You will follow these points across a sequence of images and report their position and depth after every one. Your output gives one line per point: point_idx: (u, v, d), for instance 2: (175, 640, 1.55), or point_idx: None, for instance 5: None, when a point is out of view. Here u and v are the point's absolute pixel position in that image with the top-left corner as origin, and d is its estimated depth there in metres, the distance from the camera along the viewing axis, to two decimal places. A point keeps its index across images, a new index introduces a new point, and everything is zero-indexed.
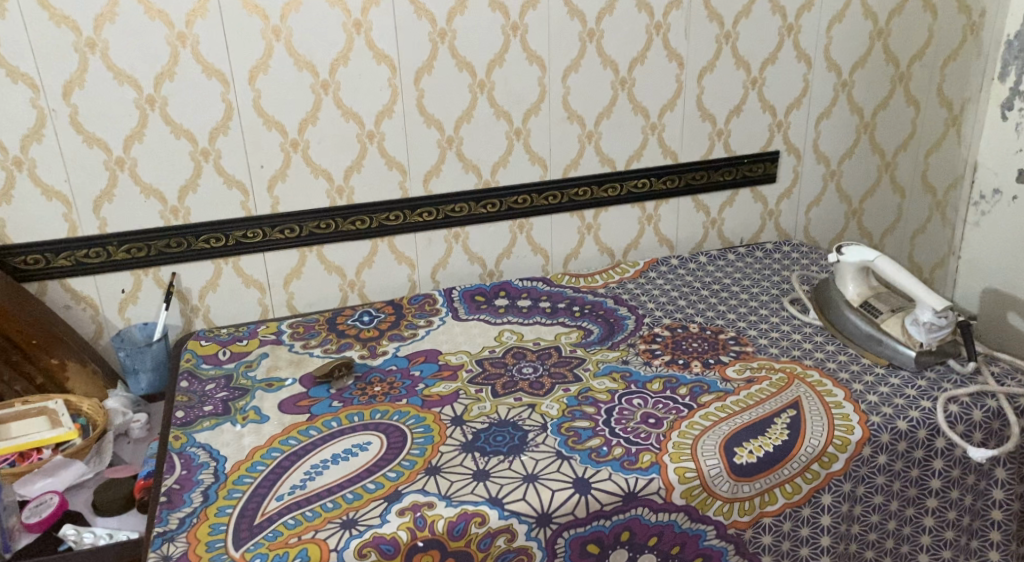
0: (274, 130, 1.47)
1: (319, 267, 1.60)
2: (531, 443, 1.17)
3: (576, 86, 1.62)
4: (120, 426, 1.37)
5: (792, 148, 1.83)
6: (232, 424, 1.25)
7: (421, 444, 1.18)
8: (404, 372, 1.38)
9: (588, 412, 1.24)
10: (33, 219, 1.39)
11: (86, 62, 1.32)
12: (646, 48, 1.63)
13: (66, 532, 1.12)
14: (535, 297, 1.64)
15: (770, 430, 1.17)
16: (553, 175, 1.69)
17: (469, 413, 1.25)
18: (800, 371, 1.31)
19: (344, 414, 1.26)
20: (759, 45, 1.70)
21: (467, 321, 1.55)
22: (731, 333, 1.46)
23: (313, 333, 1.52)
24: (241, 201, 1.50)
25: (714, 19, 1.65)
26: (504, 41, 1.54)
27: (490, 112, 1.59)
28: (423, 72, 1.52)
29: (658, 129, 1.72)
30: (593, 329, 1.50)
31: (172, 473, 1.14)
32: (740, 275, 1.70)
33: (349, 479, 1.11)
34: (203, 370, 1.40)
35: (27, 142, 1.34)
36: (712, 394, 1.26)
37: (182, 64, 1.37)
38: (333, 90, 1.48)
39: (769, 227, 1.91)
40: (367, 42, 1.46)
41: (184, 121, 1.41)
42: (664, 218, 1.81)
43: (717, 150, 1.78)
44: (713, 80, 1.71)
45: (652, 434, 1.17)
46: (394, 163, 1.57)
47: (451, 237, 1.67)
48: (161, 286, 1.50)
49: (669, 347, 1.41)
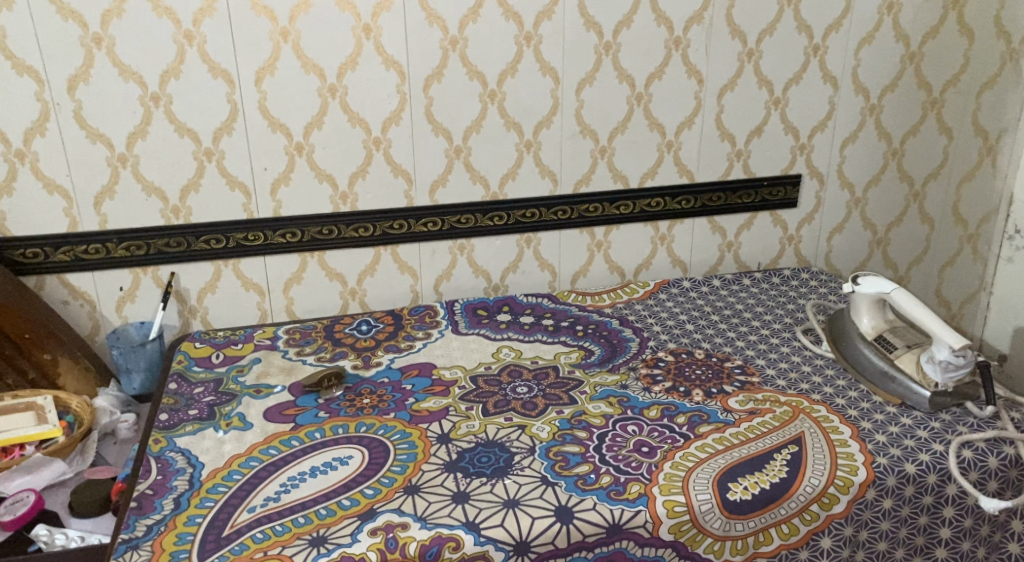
0: (279, 133, 1.45)
1: (320, 273, 1.58)
2: (516, 467, 1.12)
3: (590, 100, 1.58)
4: (107, 425, 1.35)
5: (815, 173, 1.77)
6: (214, 430, 1.22)
7: (403, 461, 1.14)
8: (395, 386, 1.34)
9: (579, 437, 1.19)
10: (33, 212, 1.39)
11: (92, 57, 1.32)
12: (664, 64, 1.59)
13: (38, 532, 1.10)
14: (538, 313, 1.59)
15: (769, 466, 1.11)
16: (564, 191, 1.65)
17: (457, 431, 1.21)
18: (806, 406, 1.25)
19: (329, 426, 1.23)
20: (783, 65, 1.65)
21: (466, 335, 1.52)
22: (737, 361, 1.40)
23: (309, 341, 1.49)
24: (243, 204, 1.48)
25: (737, 36, 1.60)
26: (517, 50, 1.51)
27: (500, 122, 1.55)
28: (433, 80, 1.49)
29: (674, 146, 1.67)
30: (594, 350, 1.45)
31: (147, 478, 1.11)
32: (754, 301, 1.63)
33: (324, 494, 1.07)
34: (194, 373, 1.38)
35: (30, 136, 1.34)
36: (711, 425, 1.21)
37: (188, 63, 1.36)
38: (340, 94, 1.46)
39: (788, 253, 1.84)
40: (377, 46, 1.44)
41: (188, 120, 1.40)
42: (679, 238, 1.76)
43: (735, 172, 1.72)
44: (734, 98, 1.65)
45: (643, 463, 1.12)
46: (400, 171, 1.54)
47: (456, 249, 1.64)
48: (160, 286, 1.49)
49: (672, 373, 1.36)
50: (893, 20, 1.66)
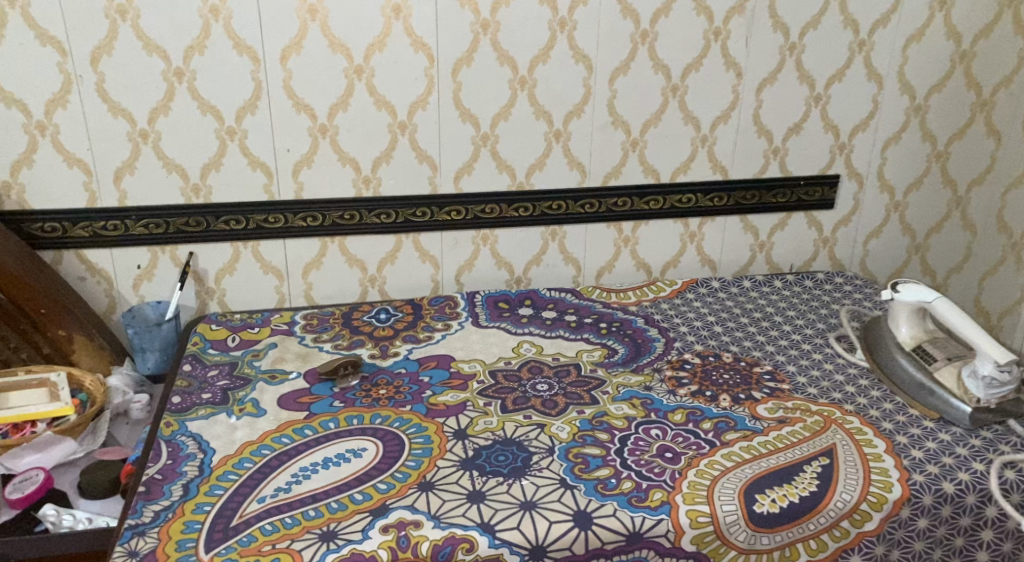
0: (303, 114, 1.41)
1: (340, 259, 1.55)
2: (534, 467, 1.08)
3: (624, 90, 1.52)
4: (119, 405, 1.32)
5: (854, 174, 1.70)
6: (227, 416, 1.19)
7: (418, 457, 1.11)
8: (412, 377, 1.31)
9: (600, 439, 1.15)
10: (53, 186, 1.37)
11: (116, 29, 1.28)
12: (702, 55, 1.52)
13: (46, 511, 1.08)
14: (561, 309, 1.55)
15: (798, 478, 1.06)
16: (592, 183, 1.60)
17: (473, 427, 1.18)
18: (838, 417, 1.20)
19: (343, 416, 1.20)
20: (826, 61, 1.58)
21: (486, 329, 1.48)
22: (766, 367, 1.35)
23: (326, 328, 1.46)
24: (264, 184, 1.45)
25: (779, 29, 1.53)
26: (550, 36, 1.46)
27: (529, 110, 1.51)
28: (462, 64, 1.44)
29: (709, 141, 1.60)
30: (617, 349, 1.41)
31: (156, 462, 1.08)
32: (785, 304, 1.58)
33: (336, 487, 1.04)
34: (208, 355, 1.35)
35: (52, 108, 1.31)
36: (739, 432, 1.16)
37: (213, 38, 1.32)
38: (367, 76, 1.41)
39: (822, 256, 1.78)
40: (406, 28, 1.39)
41: (211, 97, 1.36)
42: (709, 237, 1.70)
43: (772, 169, 1.66)
44: (773, 93, 1.59)
45: (666, 470, 1.08)
46: (425, 157, 1.50)
47: (479, 240, 1.60)
48: (178, 266, 1.47)
49: (698, 377, 1.31)
50: (945, 16, 1.58)
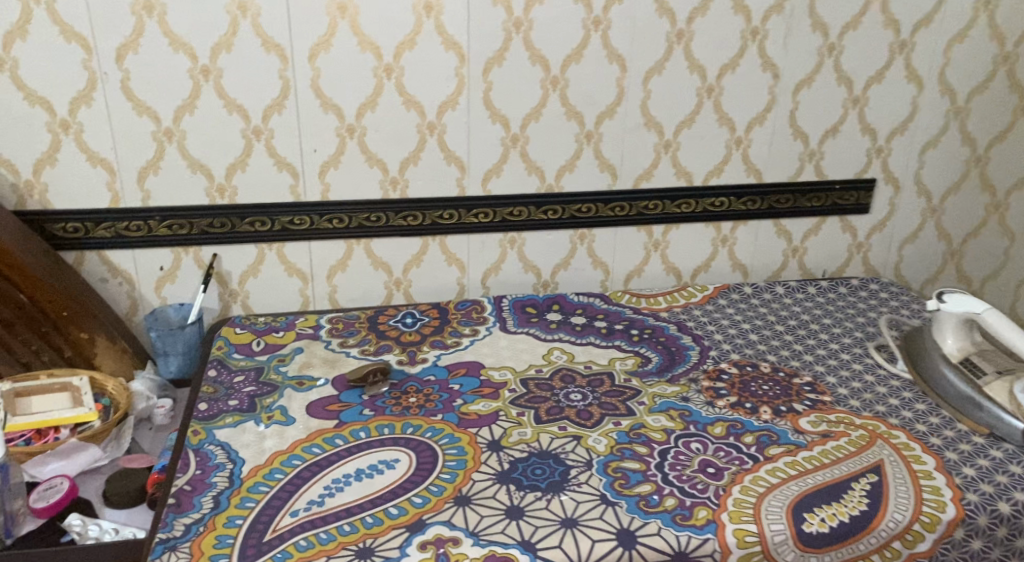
0: (331, 113, 1.38)
1: (365, 261, 1.52)
2: (573, 482, 1.05)
3: (658, 90, 1.48)
4: (142, 410, 1.30)
5: (890, 178, 1.66)
6: (255, 424, 1.16)
7: (452, 469, 1.08)
8: (442, 385, 1.28)
9: (639, 452, 1.11)
10: (76, 186, 1.34)
11: (142, 26, 1.25)
12: (739, 55, 1.48)
13: (71, 522, 1.05)
14: (590, 314, 1.52)
15: (847, 496, 1.03)
16: (623, 186, 1.56)
17: (508, 438, 1.14)
18: (884, 431, 1.16)
19: (374, 425, 1.17)
20: (865, 62, 1.53)
21: (515, 335, 1.45)
22: (806, 378, 1.31)
23: (352, 332, 1.43)
24: (291, 185, 1.42)
25: (818, 29, 1.49)
26: (584, 35, 1.41)
27: (560, 111, 1.47)
28: (493, 63, 1.41)
29: (743, 144, 1.56)
30: (651, 357, 1.37)
31: (185, 472, 1.05)
32: (820, 312, 1.54)
33: (370, 500, 1.01)
34: (234, 360, 1.32)
35: (75, 106, 1.28)
36: (782, 447, 1.13)
37: (241, 36, 1.29)
38: (397, 75, 1.38)
39: (856, 261, 1.74)
40: (437, 26, 1.36)
41: (237, 96, 1.33)
42: (741, 241, 1.66)
43: (807, 173, 1.62)
44: (810, 95, 1.54)
45: (709, 486, 1.05)
46: (454, 158, 1.47)
47: (507, 242, 1.57)
48: (201, 268, 1.44)
49: (736, 388, 1.27)
50: (989, 17, 1.54)
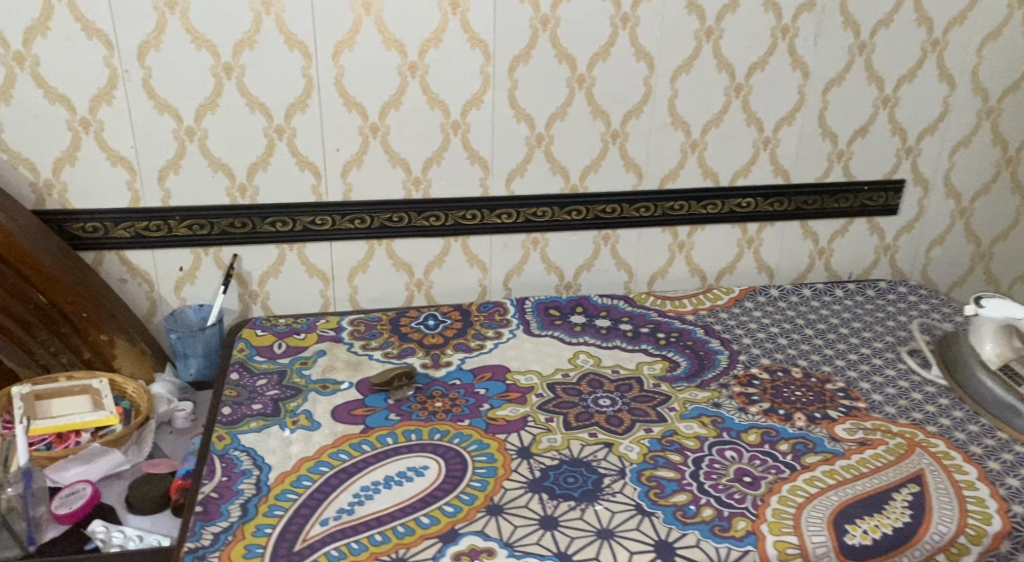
0: (354, 112, 1.36)
1: (387, 262, 1.49)
2: (607, 491, 1.03)
3: (686, 89, 1.46)
4: (164, 414, 1.28)
5: (920, 179, 1.63)
6: (280, 429, 1.14)
7: (482, 477, 1.05)
8: (468, 389, 1.26)
9: (672, 461, 1.09)
10: (95, 185, 1.31)
11: (164, 23, 1.23)
12: (768, 53, 1.45)
13: (95, 529, 1.03)
14: (615, 317, 1.49)
15: (889, 507, 1.00)
16: (648, 186, 1.54)
17: (538, 445, 1.12)
18: (922, 439, 1.14)
19: (400, 430, 1.15)
20: (897, 61, 1.50)
21: (540, 337, 1.42)
22: (839, 384, 1.28)
23: (374, 334, 1.41)
24: (312, 185, 1.39)
25: (850, 27, 1.46)
26: (611, 32, 1.39)
27: (586, 110, 1.44)
28: (519, 61, 1.38)
29: (771, 143, 1.54)
30: (679, 362, 1.35)
31: (211, 479, 1.03)
32: (849, 315, 1.51)
33: (400, 509, 0.99)
34: (255, 363, 1.30)
35: (96, 104, 1.26)
36: (819, 455, 1.10)
37: (264, 33, 1.27)
38: (421, 74, 1.35)
39: (883, 263, 1.71)
40: (463, 23, 1.33)
41: (260, 94, 1.31)
42: (767, 243, 1.64)
43: (835, 174, 1.59)
44: (841, 94, 1.51)
45: (747, 496, 1.02)
46: (477, 158, 1.44)
47: (530, 243, 1.54)
48: (221, 268, 1.42)
49: (768, 394, 1.25)
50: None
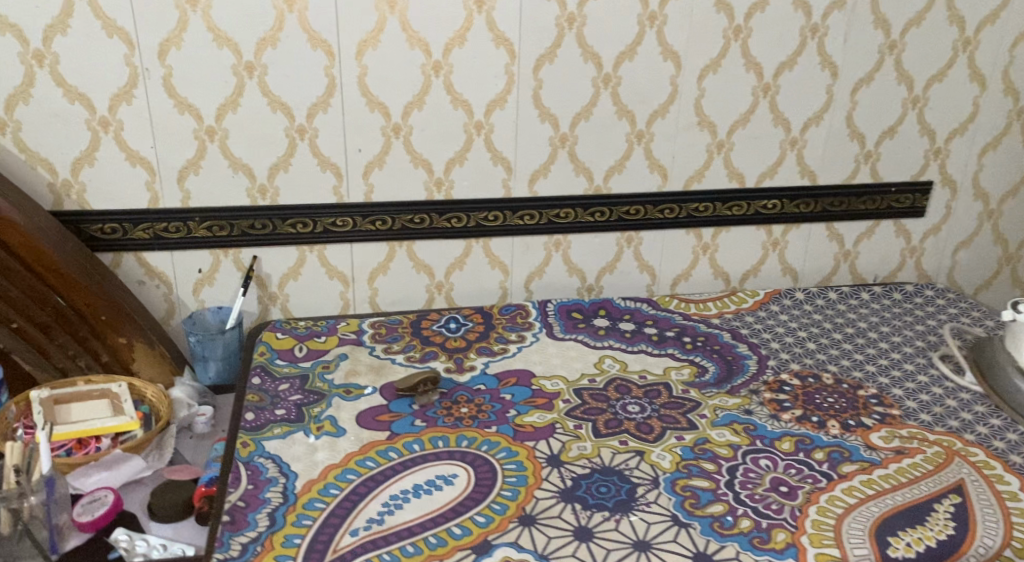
0: (376, 112, 1.33)
1: (407, 264, 1.47)
2: (641, 501, 1.00)
3: (713, 89, 1.43)
4: (184, 419, 1.26)
5: (948, 180, 1.60)
6: (305, 435, 1.12)
7: (513, 485, 1.03)
8: (494, 395, 1.23)
9: (706, 470, 1.07)
10: (114, 186, 1.29)
11: (185, 21, 1.20)
12: (797, 52, 1.43)
13: (118, 537, 1.01)
14: (639, 320, 1.47)
15: (932, 519, 0.98)
16: (673, 187, 1.51)
17: (568, 453, 1.10)
18: (960, 448, 1.11)
19: (427, 437, 1.12)
20: (927, 60, 1.48)
21: (564, 341, 1.40)
22: (871, 390, 1.26)
23: (396, 337, 1.38)
24: (334, 186, 1.37)
25: (880, 26, 1.43)
26: (638, 31, 1.36)
27: (611, 110, 1.42)
28: (544, 60, 1.35)
29: (799, 144, 1.51)
30: (707, 367, 1.32)
31: (237, 487, 1.01)
32: (877, 319, 1.49)
33: (431, 519, 0.97)
34: (277, 367, 1.28)
35: (116, 103, 1.24)
36: (855, 464, 1.08)
37: (287, 31, 1.24)
38: (445, 73, 1.33)
39: (909, 266, 1.68)
40: (488, 22, 1.31)
41: (282, 94, 1.28)
42: (792, 245, 1.61)
43: (862, 175, 1.56)
44: (869, 94, 1.49)
45: (785, 507, 1.00)
46: (500, 159, 1.42)
47: (552, 245, 1.52)
48: (240, 270, 1.40)
49: (800, 400, 1.22)
50: None
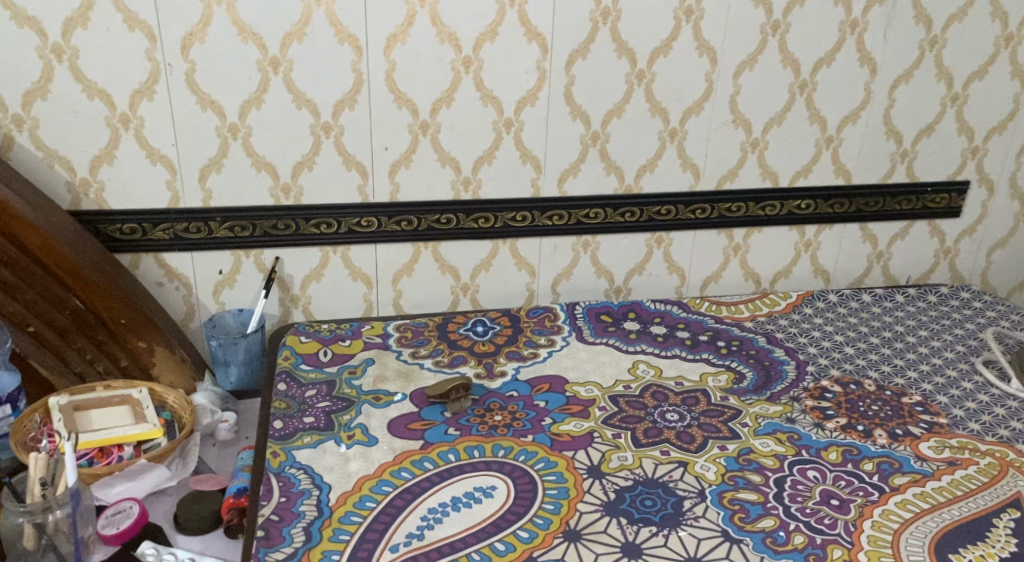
0: (404, 109, 1.29)
1: (432, 266, 1.43)
2: (689, 516, 0.97)
3: (748, 86, 1.39)
4: (207, 426, 1.22)
5: (985, 180, 1.57)
6: (336, 444, 1.08)
7: (555, 498, 0.99)
8: (527, 402, 1.20)
9: (753, 481, 1.03)
10: (134, 184, 1.25)
11: (210, 14, 1.16)
12: (836, 49, 1.39)
13: (144, 551, 0.98)
14: (671, 324, 1.43)
15: (992, 536, 0.94)
16: (705, 187, 1.47)
17: (608, 464, 1.06)
18: (1014, 459, 1.08)
19: (462, 446, 1.08)
20: (968, 56, 1.44)
21: (595, 345, 1.36)
22: (916, 397, 1.22)
23: (422, 341, 1.34)
24: (359, 185, 1.33)
25: (921, 21, 1.39)
26: (674, 26, 1.32)
27: (644, 107, 1.38)
28: (577, 56, 1.31)
29: (834, 143, 1.47)
30: (745, 373, 1.28)
31: (269, 500, 0.97)
32: (915, 323, 1.45)
33: (472, 534, 0.93)
34: (303, 372, 1.24)
35: (137, 99, 1.19)
36: (907, 476, 1.04)
37: (314, 25, 1.20)
38: (475, 69, 1.29)
39: (942, 267, 1.64)
40: (521, 16, 1.26)
41: (308, 90, 1.24)
42: (825, 246, 1.57)
43: (898, 174, 1.52)
44: (908, 91, 1.45)
45: (838, 521, 0.96)
46: (530, 157, 1.38)
47: (580, 246, 1.48)
48: (262, 271, 1.35)
49: (844, 408, 1.19)
50: None
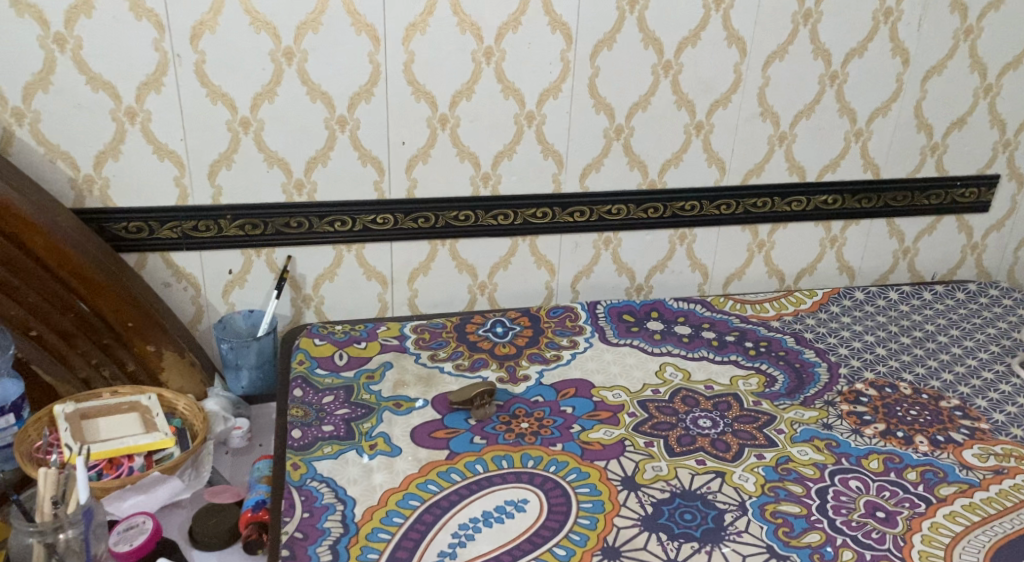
0: (423, 102, 1.23)
1: (449, 264, 1.38)
2: (731, 530, 0.93)
3: (778, 78, 1.34)
4: (220, 434, 1.17)
5: (1014, 174, 1.53)
6: (358, 455, 1.03)
7: (590, 512, 0.95)
8: (554, 407, 1.15)
9: (795, 493, 0.99)
10: (141, 180, 1.19)
11: (221, 3, 1.10)
12: (868, 38, 1.34)
13: None
14: (695, 323, 1.39)
15: None
16: (730, 182, 1.42)
17: (643, 475, 1.02)
18: None
19: (489, 456, 1.04)
20: (1001, 47, 1.40)
21: (619, 346, 1.31)
22: (954, 401, 1.18)
23: (441, 343, 1.29)
24: (375, 181, 1.28)
25: (956, 10, 1.35)
26: (703, 15, 1.27)
27: (671, 99, 1.32)
28: (603, 46, 1.26)
29: (863, 136, 1.43)
30: (776, 376, 1.24)
31: (292, 516, 0.92)
32: (945, 322, 1.41)
33: (507, 552, 0.89)
34: (319, 377, 1.19)
35: (144, 92, 1.13)
36: (953, 486, 1.00)
37: (330, 14, 1.14)
38: (497, 60, 1.23)
39: (968, 262, 1.61)
40: (545, 5, 1.21)
41: (322, 83, 1.19)
42: (851, 242, 1.53)
43: (927, 168, 1.48)
44: (940, 83, 1.40)
45: (886, 535, 0.92)
46: (552, 152, 1.33)
47: (601, 243, 1.43)
48: (274, 270, 1.30)
49: (881, 413, 1.15)
50: None
